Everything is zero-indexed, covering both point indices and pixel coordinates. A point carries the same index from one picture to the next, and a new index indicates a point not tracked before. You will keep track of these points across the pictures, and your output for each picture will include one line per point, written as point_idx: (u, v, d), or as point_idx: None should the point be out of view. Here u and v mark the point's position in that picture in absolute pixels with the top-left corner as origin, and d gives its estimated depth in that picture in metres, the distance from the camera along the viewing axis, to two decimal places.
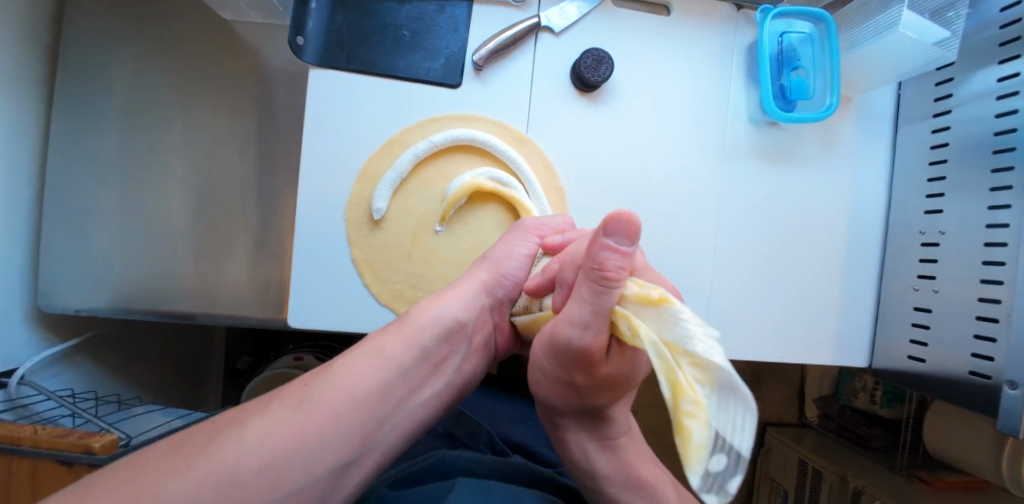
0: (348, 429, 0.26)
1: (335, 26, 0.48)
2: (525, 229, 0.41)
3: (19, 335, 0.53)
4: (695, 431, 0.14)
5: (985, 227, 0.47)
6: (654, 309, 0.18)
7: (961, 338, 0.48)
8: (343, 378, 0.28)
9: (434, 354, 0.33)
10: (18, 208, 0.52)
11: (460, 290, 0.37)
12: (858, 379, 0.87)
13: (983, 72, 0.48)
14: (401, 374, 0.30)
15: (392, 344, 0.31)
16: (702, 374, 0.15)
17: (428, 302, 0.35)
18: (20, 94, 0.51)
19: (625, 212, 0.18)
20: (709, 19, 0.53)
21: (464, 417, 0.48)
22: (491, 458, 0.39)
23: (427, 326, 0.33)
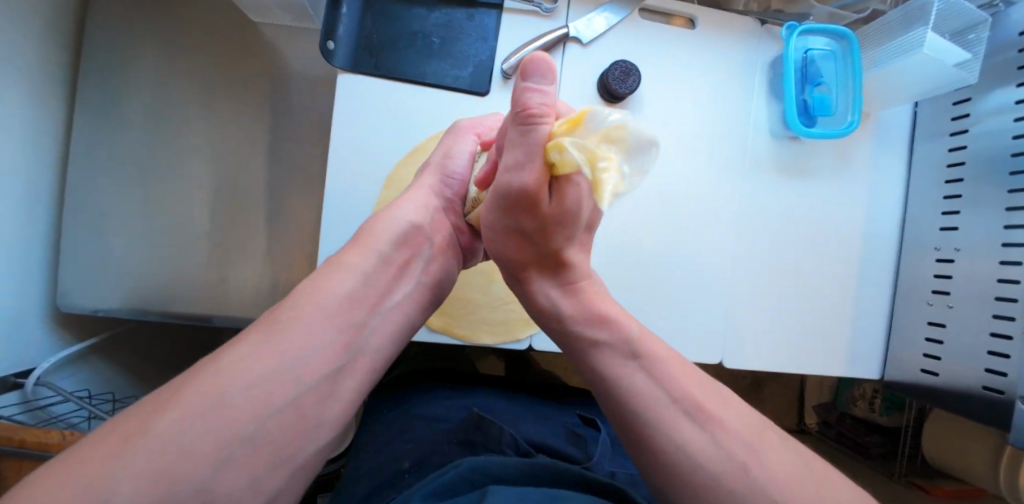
0: (324, 334, 0.28)
1: (364, 32, 0.48)
2: (462, 130, 0.44)
3: (36, 334, 0.52)
4: (605, 176, 0.21)
5: (1000, 245, 0.48)
6: (581, 118, 0.21)
7: (975, 353, 0.49)
8: (312, 288, 0.30)
9: (395, 254, 0.35)
10: (38, 205, 0.52)
11: (413, 194, 0.41)
12: (857, 387, 0.88)
13: (1000, 93, 0.49)
14: (367, 278, 0.32)
15: (358, 252, 0.34)
16: (616, 145, 0.21)
17: (385, 213, 0.38)
18: (42, 91, 0.51)
19: (541, 54, 0.20)
20: (733, 34, 0.54)
21: (484, 422, 0.45)
22: (520, 459, 0.36)
23: (383, 234, 0.36)
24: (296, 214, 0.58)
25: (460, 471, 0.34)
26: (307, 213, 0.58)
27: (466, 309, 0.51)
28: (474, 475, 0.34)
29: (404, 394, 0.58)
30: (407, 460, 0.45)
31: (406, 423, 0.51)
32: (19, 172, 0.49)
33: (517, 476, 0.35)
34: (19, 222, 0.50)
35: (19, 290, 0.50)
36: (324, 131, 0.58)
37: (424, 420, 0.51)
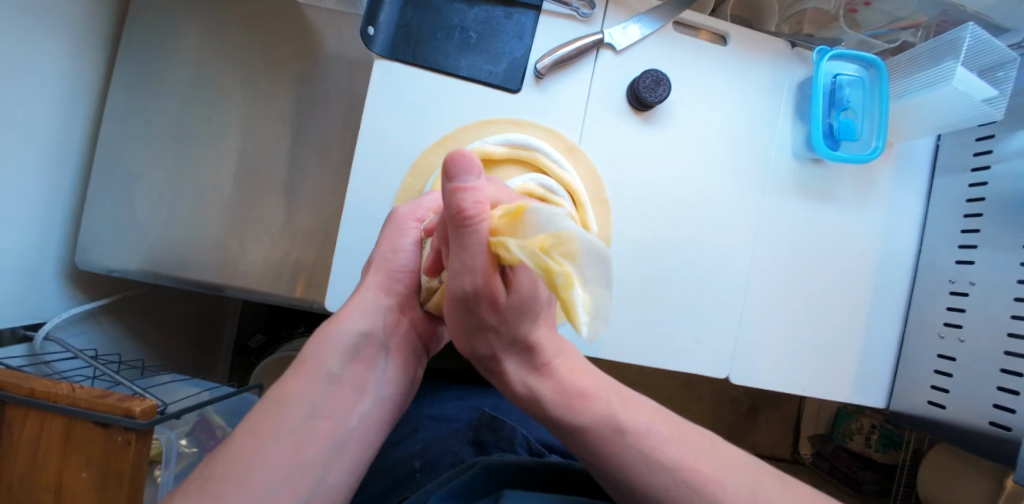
0: (275, 481, 0.26)
1: (405, 21, 0.49)
2: (400, 218, 0.41)
3: (51, 288, 0.53)
4: (572, 301, 0.14)
5: (1016, 281, 0.48)
6: (520, 218, 0.17)
7: (984, 388, 0.49)
8: (258, 425, 0.28)
9: (345, 372, 0.33)
10: (67, 161, 0.53)
11: (363, 293, 0.38)
12: (854, 421, 0.88)
13: (1023, 131, 0.50)
14: (316, 408, 0.31)
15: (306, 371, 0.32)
16: (570, 256, 0.14)
17: (330, 322, 0.36)
18: (83, 51, 0.52)
19: (464, 150, 0.18)
20: (764, 54, 0.55)
21: (496, 423, 0.48)
22: (535, 458, 0.37)
23: (328, 352, 0.34)
24: (318, 196, 0.59)
25: (473, 474, 0.35)
26: (330, 195, 0.59)
27: None
28: (488, 476, 0.35)
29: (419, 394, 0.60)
30: (418, 460, 0.47)
31: (416, 421, 0.53)
32: (52, 128, 0.50)
33: (532, 473, 0.36)
34: (48, 177, 0.50)
35: (40, 244, 0.51)
36: (353, 116, 0.59)
37: (432, 419, 0.53)
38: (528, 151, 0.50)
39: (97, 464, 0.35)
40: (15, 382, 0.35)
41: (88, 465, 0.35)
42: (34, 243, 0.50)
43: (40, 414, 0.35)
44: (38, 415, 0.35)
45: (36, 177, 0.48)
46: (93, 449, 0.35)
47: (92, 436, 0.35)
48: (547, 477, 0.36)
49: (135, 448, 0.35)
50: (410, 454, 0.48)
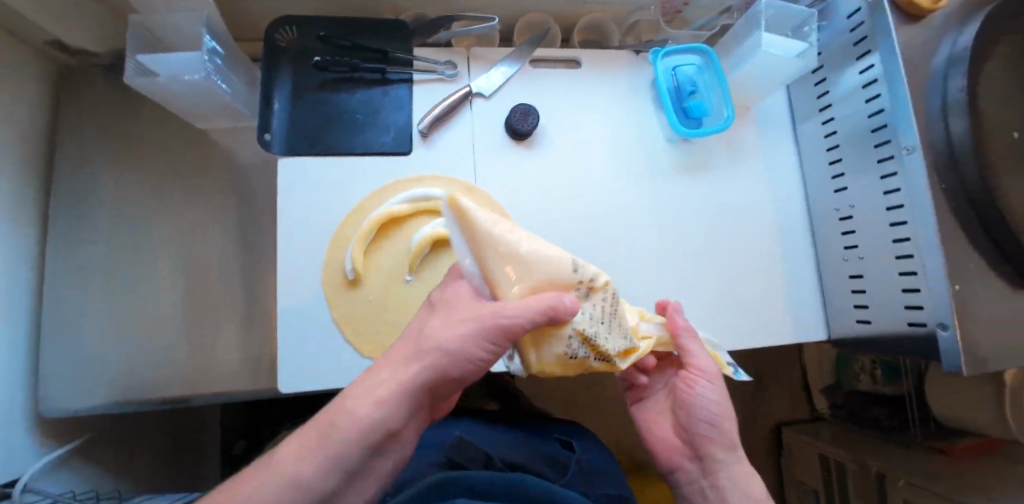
0: None
1: (296, 121, 0.56)
2: (489, 322, 0.32)
3: (20, 443, 0.55)
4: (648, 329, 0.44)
5: (883, 193, 0.53)
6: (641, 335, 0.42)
7: (893, 294, 0.53)
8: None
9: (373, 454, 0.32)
10: (19, 317, 0.57)
11: (467, 333, 0.32)
12: (856, 362, 0.92)
13: (846, 71, 0.58)
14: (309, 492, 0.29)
15: (360, 416, 0.31)
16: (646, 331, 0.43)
17: (431, 351, 0.32)
18: (19, 218, 0.58)
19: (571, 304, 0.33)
20: (614, 66, 0.63)
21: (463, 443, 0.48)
22: (497, 474, 0.40)
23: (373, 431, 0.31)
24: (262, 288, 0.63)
25: (436, 476, 0.39)
26: (273, 286, 0.63)
27: None
28: (447, 481, 0.39)
29: None
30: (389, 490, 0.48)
31: None
32: (2, 291, 0.54)
33: (489, 487, 0.38)
34: (4, 336, 0.54)
35: (2, 401, 0.53)
36: (278, 210, 0.65)
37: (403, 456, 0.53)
38: (430, 201, 0.56)
39: None
40: None
41: None
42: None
43: None
44: None
45: None
46: None
47: None
48: (501, 491, 0.38)
49: None
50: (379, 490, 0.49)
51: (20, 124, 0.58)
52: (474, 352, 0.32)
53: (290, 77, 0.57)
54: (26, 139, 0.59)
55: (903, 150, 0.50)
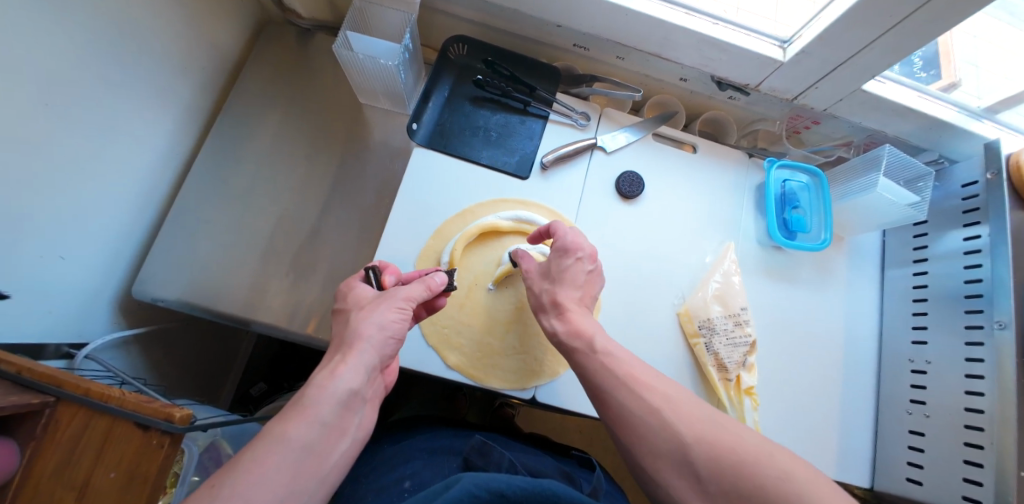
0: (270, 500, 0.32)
1: (441, 121, 0.63)
2: (400, 300, 0.45)
3: (102, 311, 0.60)
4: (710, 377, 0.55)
5: (964, 359, 0.55)
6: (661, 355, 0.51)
7: (953, 462, 0.53)
8: (257, 461, 0.33)
9: (337, 419, 0.39)
10: (149, 204, 0.65)
11: (384, 307, 0.44)
12: None
13: (950, 234, 0.61)
14: (305, 452, 0.36)
15: (338, 375, 0.40)
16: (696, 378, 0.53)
17: (349, 332, 0.43)
18: (185, 125, 0.67)
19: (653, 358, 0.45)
20: (727, 162, 0.68)
21: (487, 447, 0.50)
22: (523, 478, 0.37)
23: (323, 400, 0.38)
24: (347, 252, 0.68)
25: (465, 486, 0.35)
26: (358, 253, 0.68)
27: (482, 353, 0.55)
28: (479, 491, 0.35)
29: (410, 429, 0.61)
30: (409, 480, 0.47)
31: (407, 453, 0.53)
32: (143, 177, 0.62)
33: (520, 497, 0.36)
34: (132, 212, 0.62)
35: (103, 268, 0.59)
36: (387, 189, 0.71)
37: (423, 452, 0.54)
38: (533, 226, 0.60)
39: (129, 462, 0.40)
40: (73, 382, 0.41)
41: (122, 464, 0.40)
42: (101, 264, 0.59)
43: (87, 413, 0.40)
44: (85, 412, 0.40)
45: (121, 214, 0.60)
46: (127, 448, 0.40)
47: (129, 438, 0.40)
48: (532, 500, 0.36)
49: (165, 451, 0.40)
50: (397, 476, 0.49)
51: (217, 54, 0.69)
52: (389, 321, 0.44)
53: (449, 85, 0.65)
54: (216, 66, 0.70)
55: (994, 324, 0.53)
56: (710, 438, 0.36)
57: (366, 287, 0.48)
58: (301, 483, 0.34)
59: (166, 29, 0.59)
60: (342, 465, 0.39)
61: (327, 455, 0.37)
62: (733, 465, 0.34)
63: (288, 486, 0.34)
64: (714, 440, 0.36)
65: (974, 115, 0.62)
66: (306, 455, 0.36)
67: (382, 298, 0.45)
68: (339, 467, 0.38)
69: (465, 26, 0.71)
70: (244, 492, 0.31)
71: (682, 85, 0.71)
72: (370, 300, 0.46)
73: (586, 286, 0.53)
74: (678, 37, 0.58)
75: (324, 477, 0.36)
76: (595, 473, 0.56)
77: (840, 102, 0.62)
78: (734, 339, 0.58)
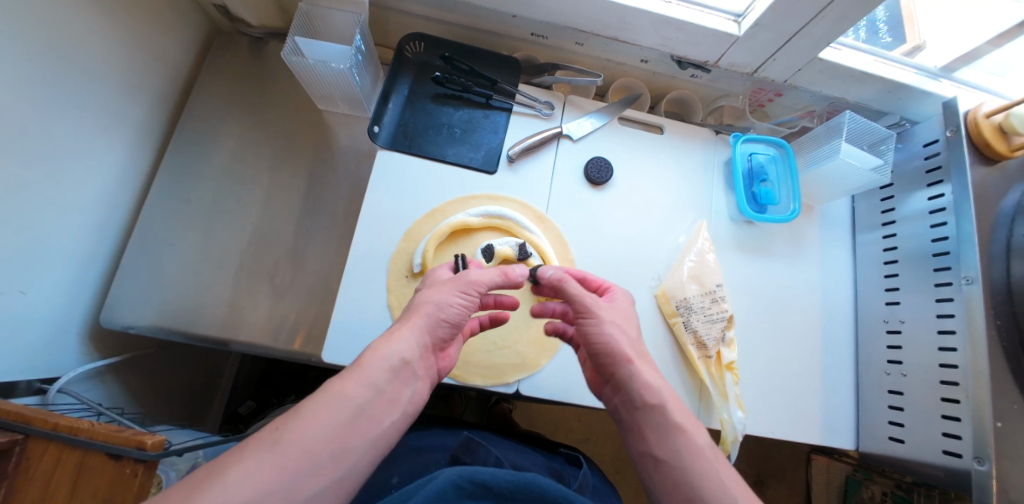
0: (319, 455, 0.32)
1: (403, 121, 0.62)
2: (462, 283, 0.46)
3: (72, 343, 0.59)
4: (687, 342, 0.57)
5: (935, 315, 0.56)
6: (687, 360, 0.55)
7: (932, 417, 0.54)
8: (312, 414, 0.34)
9: (389, 387, 0.38)
10: (111, 228, 0.63)
11: (449, 287, 0.45)
12: (865, 489, 0.78)
13: (915, 195, 0.61)
14: (358, 411, 0.36)
15: (396, 344, 0.41)
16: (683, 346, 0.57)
17: (411, 305, 0.44)
18: (141, 146, 0.66)
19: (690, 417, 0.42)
20: (693, 139, 0.68)
21: (474, 443, 0.49)
22: (509, 471, 0.36)
23: (381, 364, 0.39)
24: (320, 260, 0.67)
25: (449, 477, 0.34)
26: (332, 262, 0.67)
27: (462, 351, 0.55)
28: (462, 482, 0.35)
29: None
30: (397, 476, 0.48)
31: (398, 451, 0.53)
32: (100, 203, 0.60)
33: (505, 489, 0.35)
34: (93, 238, 0.61)
35: (67, 298, 0.58)
36: (357, 194, 0.70)
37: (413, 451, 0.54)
38: (503, 219, 0.59)
39: (103, 496, 0.39)
40: (42, 416, 0.40)
41: (95, 497, 0.39)
42: (63, 294, 0.57)
43: (57, 449, 0.39)
44: (55, 447, 0.39)
45: (82, 241, 0.59)
46: (100, 480, 0.39)
47: (102, 467, 0.39)
48: (518, 493, 0.35)
49: (140, 480, 0.39)
50: (385, 475, 0.49)
51: (166, 71, 0.67)
52: (451, 302, 0.45)
53: (409, 84, 0.64)
54: (166, 84, 0.68)
55: (962, 279, 0.53)
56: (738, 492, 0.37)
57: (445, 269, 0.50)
58: (351, 443, 0.34)
59: (111, 49, 0.57)
60: (393, 434, 0.38)
61: (379, 418, 0.37)
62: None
63: (338, 442, 0.34)
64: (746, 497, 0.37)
65: (932, 75, 0.63)
66: (360, 415, 0.36)
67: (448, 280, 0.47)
68: (385, 439, 0.37)
69: (420, 23, 0.69)
70: (296, 440, 0.32)
71: (644, 67, 0.71)
72: (434, 282, 0.47)
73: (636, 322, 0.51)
74: (633, 19, 0.58)
75: (371, 444, 0.36)
76: (582, 469, 0.56)
77: (799, 73, 0.63)
78: (712, 316, 0.58)
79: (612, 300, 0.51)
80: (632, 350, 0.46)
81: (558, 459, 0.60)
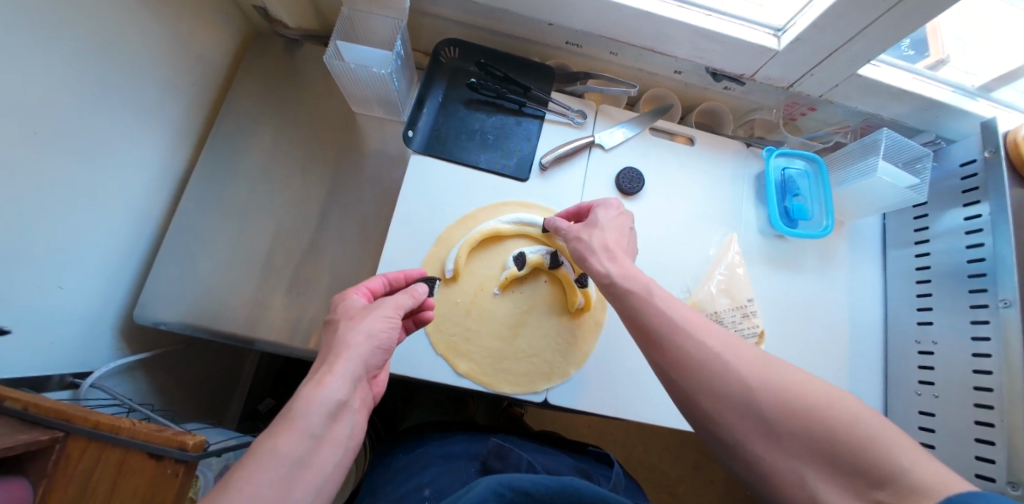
0: None
1: (436, 126, 0.63)
2: (387, 307, 0.43)
3: (104, 338, 0.60)
4: None
5: (970, 338, 0.55)
6: None
7: (963, 440, 0.54)
8: (246, 480, 0.30)
9: (325, 430, 0.35)
10: (146, 224, 0.64)
11: (374, 315, 0.42)
12: None
13: (950, 212, 0.61)
14: (295, 465, 0.33)
15: (327, 385, 0.37)
16: None
17: (336, 340, 0.40)
18: (178, 142, 0.66)
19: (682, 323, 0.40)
20: (725, 152, 0.68)
21: (504, 449, 0.48)
22: (547, 477, 0.36)
23: (314, 408, 0.35)
24: (347, 262, 0.67)
25: (488, 484, 0.34)
26: (358, 265, 0.67)
27: (490, 358, 0.55)
28: (502, 488, 0.34)
29: (422, 433, 0.61)
30: (429, 488, 0.48)
31: (423, 459, 0.53)
32: (137, 199, 0.61)
33: (544, 495, 0.34)
34: (130, 233, 0.61)
35: (102, 293, 0.58)
36: (386, 199, 0.70)
37: (439, 458, 0.54)
38: (535, 228, 0.59)
39: (143, 495, 0.39)
40: (82, 415, 0.40)
41: (136, 496, 0.39)
42: (100, 289, 0.58)
43: (97, 446, 0.39)
44: (95, 445, 0.40)
45: (119, 237, 0.59)
46: (141, 479, 0.39)
47: (142, 467, 0.40)
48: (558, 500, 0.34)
49: (180, 480, 0.40)
50: (417, 480, 0.49)
51: (204, 69, 0.68)
52: (380, 329, 0.42)
53: (443, 89, 0.65)
54: (204, 80, 0.68)
55: (999, 302, 0.53)
56: (829, 418, 0.31)
57: (359, 297, 0.46)
58: (296, 496, 0.32)
59: (152, 46, 0.58)
60: (340, 472, 0.36)
61: (323, 464, 0.34)
62: (859, 453, 0.29)
63: (280, 501, 0.31)
64: (848, 427, 0.30)
65: (970, 94, 0.62)
66: (296, 468, 0.33)
67: (371, 306, 0.44)
68: (334, 478, 0.35)
69: (455, 29, 0.70)
70: None
71: (676, 78, 0.71)
72: (357, 310, 0.44)
73: (621, 229, 0.52)
74: (671, 30, 0.58)
75: (318, 490, 0.33)
76: (613, 470, 0.56)
77: (836, 88, 0.62)
78: (742, 330, 0.57)
79: (595, 217, 0.52)
80: (604, 251, 0.48)
81: (588, 459, 0.60)
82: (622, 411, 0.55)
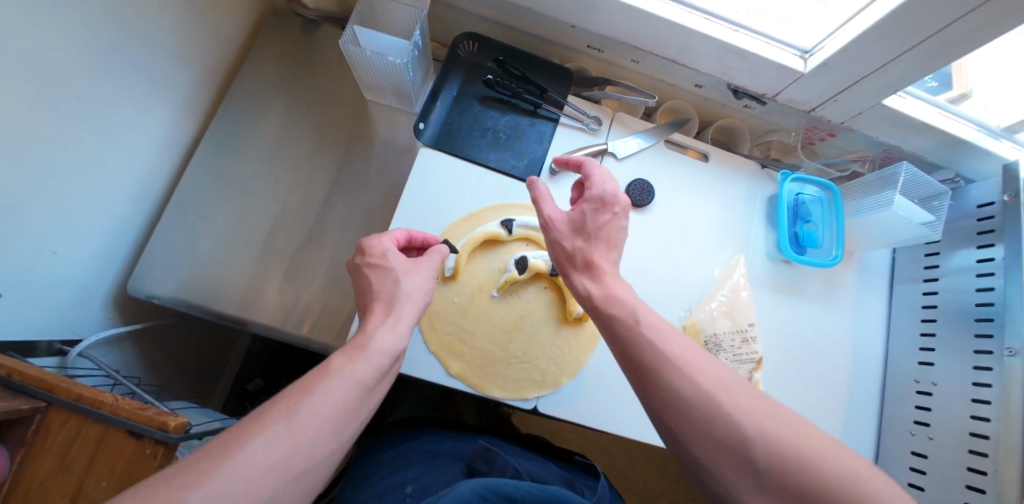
0: (326, 435, 0.31)
1: (449, 120, 0.62)
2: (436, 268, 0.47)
3: (95, 308, 0.59)
4: None
5: (971, 383, 0.54)
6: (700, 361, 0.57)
7: (954, 486, 0.53)
8: (314, 397, 0.32)
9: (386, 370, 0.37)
10: (147, 196, 0.63)
11: (426, 271, 0.45)
12: None
13: (963, 251, 0.60)
14: (360, 393, 0.34)
15: (388, 331, 0.39)
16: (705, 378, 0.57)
17: (397, 285, 0.42)
18: (185, 115, 0.65)
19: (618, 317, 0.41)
20: (738, 171, 0.67)
21: (491, 452, 0.47)
22: (534, 484, 0.34)
23: (380, 350, 0.37)
24: (347, 249, 0.66)
25: (473, 487, 0.33)
26: None
27: (484, 362, 0.54)
28: (487, 492, 0.33)
29: (408, 429, 0.61)
30: (412, 484, 0.47)
31: (409, 455, 0.53)
32: (140, 169, 0.60)
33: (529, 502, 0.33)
34: (130, 203, 0.60)
35: (97, 262, 0.57)
36: (392, 190, 0.69)
37: (425, 454, 0.53)
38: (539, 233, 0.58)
39: (122, 472, 0.39)
40: (64, 386, 0.39)
41: (114, 473, 0.39)
42: (94, 259, 0.57)
43: (79, 420, 0.39)
44: (76, 419, 0.39)
45: (119, 206, 0.59)
46: (120, 456, 0.39)
47: (122, 446, 0.39)
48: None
49: (160, 460, 0.39)
50: (400, 480, 0.48)
51: (217, 41, 0.66)
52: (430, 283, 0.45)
53: (458, 83, 0.64)
54: (216, 53, 0.67)
55: (1004, 350, 0.52)
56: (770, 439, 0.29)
57: (388, 242, 0.46)
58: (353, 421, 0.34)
59: (166, 15, 0.56)
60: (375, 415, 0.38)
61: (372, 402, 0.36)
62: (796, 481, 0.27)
63: (343, 422, 0.33)
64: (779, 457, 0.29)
65: (993, 134, 0.60)
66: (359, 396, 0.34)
67: (425, 263, 0.46)
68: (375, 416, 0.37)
69: (477, 23, 0.68)
70: (307, 419, 0.31)
71: (696, 92, 0.70)
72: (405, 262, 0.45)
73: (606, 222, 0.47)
74: (697, 44, 0.57)
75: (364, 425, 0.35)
76: (599, 482, 0.54)
77: (859, 116, 0.61)
78: (740, 356, 0.57)
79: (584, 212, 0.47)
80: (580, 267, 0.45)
81: (574, 470, 0.59)
82: (612, 426, 0.54)
